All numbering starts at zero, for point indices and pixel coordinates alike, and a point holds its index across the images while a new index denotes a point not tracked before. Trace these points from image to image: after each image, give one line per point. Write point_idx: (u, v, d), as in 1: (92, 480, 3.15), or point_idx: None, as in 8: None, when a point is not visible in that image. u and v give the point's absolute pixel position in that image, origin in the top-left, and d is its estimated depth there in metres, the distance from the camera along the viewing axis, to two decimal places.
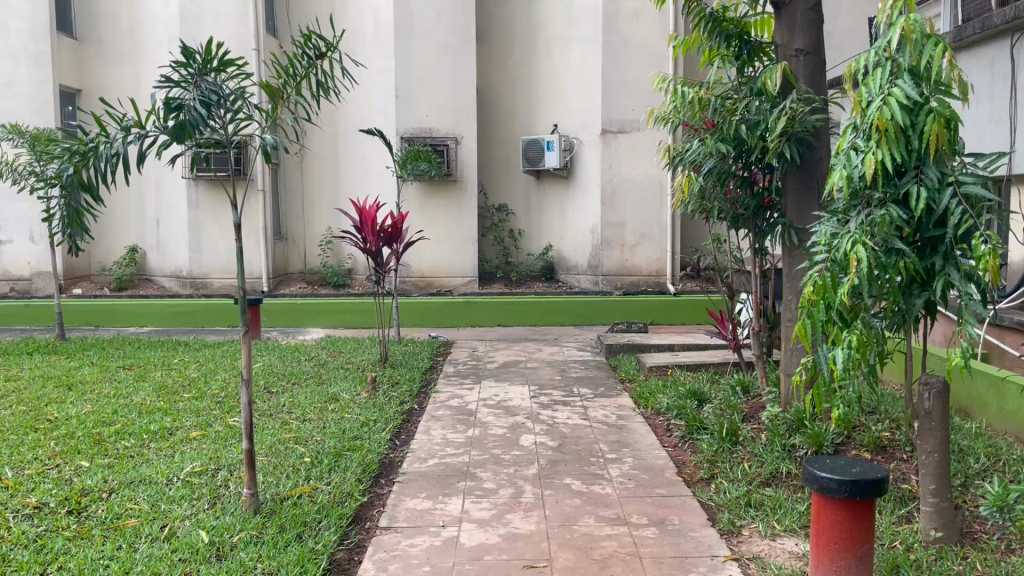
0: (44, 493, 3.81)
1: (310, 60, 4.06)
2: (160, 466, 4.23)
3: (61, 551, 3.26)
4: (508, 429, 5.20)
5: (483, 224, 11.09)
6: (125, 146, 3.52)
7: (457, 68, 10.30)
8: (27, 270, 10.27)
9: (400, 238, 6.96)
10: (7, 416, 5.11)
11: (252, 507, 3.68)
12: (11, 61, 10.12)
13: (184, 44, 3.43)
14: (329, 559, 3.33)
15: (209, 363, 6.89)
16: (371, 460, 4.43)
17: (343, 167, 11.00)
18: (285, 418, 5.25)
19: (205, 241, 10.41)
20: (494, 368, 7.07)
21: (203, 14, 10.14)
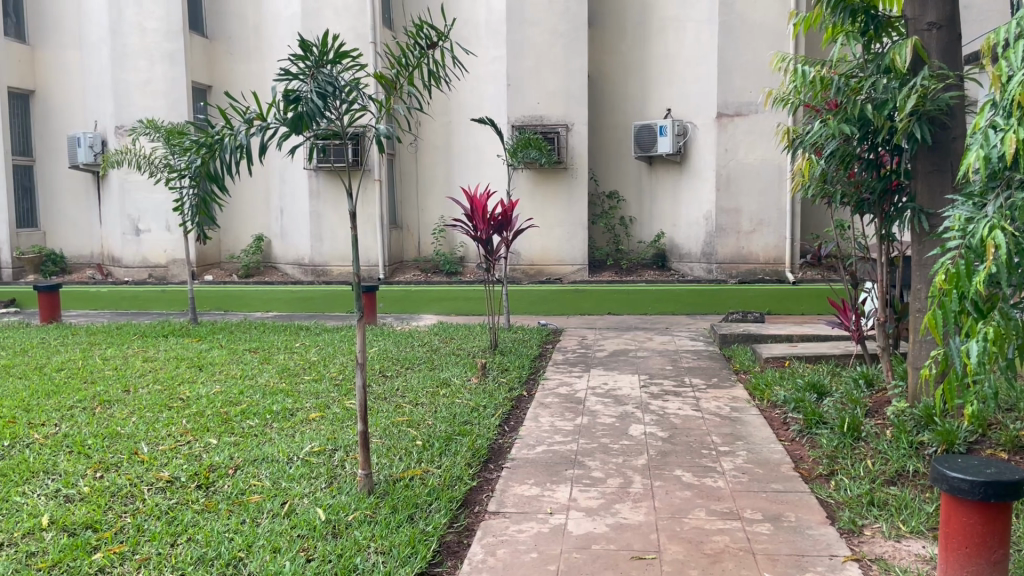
0: (176, 468, 4.04)
1: (422, 50, 4.11)
2: (282, 445, 4.42)
3: (190, 523, 3.45)
4: (618, 418, 5.15)
5: (594, 211, 11.00)
6: (248, 138, 3.69)
7: (568, 54, 10.23)
8: (163, 258, 10.94)
9: (510, 225, 6.97)
10: (143, 395, 5.45)
11: (367, 487, 3.79)
12: (147, 60, 10.71)
13: (302, 37, 3.53)
14: (439, 541, 3.39)
15: (329, 348, 7.13)
16: (480, 445, 4.47)
17: (456, 157, 11.17)
18: (399, 402, 5.37)
19: (326, 230, 10.78)
20: (603, 357, 7.01)
21: (323, 9, 10.46)
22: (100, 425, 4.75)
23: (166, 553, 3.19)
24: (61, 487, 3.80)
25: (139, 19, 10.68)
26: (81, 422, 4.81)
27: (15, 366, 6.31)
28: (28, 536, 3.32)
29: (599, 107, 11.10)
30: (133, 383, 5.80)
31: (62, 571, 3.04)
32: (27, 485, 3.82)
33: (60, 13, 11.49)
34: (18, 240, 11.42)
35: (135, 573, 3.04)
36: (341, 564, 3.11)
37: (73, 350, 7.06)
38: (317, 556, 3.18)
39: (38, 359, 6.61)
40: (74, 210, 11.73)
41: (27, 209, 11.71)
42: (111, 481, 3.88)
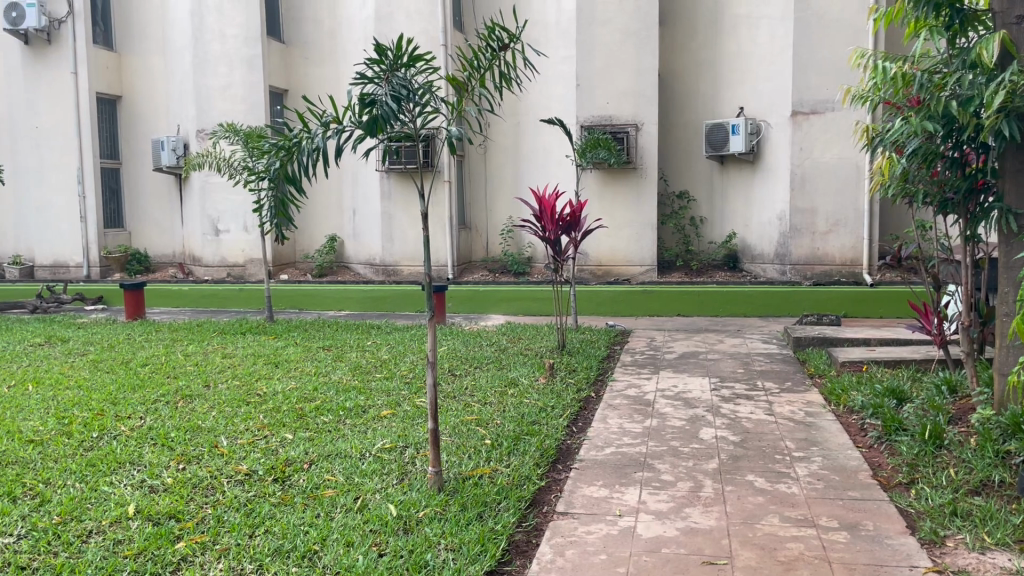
0: (254, 461, 4.16)
1: (494, 52, 4.13)
2: (355, 441, 4.51)
3: (267, 515, 3.55)
4: (687, 421, 5.09)
5: (664, 211, 10.89)
6: (325, 140, 3.77)
7: (639, 53, 10.15)
8: (241, 258, 11.26)
9: (579, 226, 6.95)
10: (223, 390, 5.63)
11: (437, 484, 3.83)
12: (227, 65, 11.04)
13: (377, 42, 3.60)
14: (508, 540, 3.41)
15: (399, 346, 7.24)
16: (548, 445, 4.48)
17: (525, 157, 11.21)
18: (467, 401, 5.42)
19: (397, 230, 10.94)
20: (672, 359, 6.94)
21: (395, 13, 10.62)
22: (182, 419, 4.92)
23: (245, 544, 3.29)
24: (146, 478, 3.95)
25: (219, 25, 11.02)
26: (164, 415, 4.99)
27: (103, 361, 6.59)
28: (116, 523, 3.46)
29: (669, 106, 10.98)
30: (212, 378, 6.00)
31: (147, 558, 3.16)
32: (115, 475, 3.98)
33: (145, 21, 11.94)
34: (106, 239, 11.89)
35: (216, 562, 3.15)
36: (413, 560, 3.16)
37: (157, 345, 7.34)
38: (389, 552, 3.23)
39: (124, 354, 6.88)
40: (157, 210, 12.18)
41: (114, 210, 12.19)
42: (193, 473, 4.02)
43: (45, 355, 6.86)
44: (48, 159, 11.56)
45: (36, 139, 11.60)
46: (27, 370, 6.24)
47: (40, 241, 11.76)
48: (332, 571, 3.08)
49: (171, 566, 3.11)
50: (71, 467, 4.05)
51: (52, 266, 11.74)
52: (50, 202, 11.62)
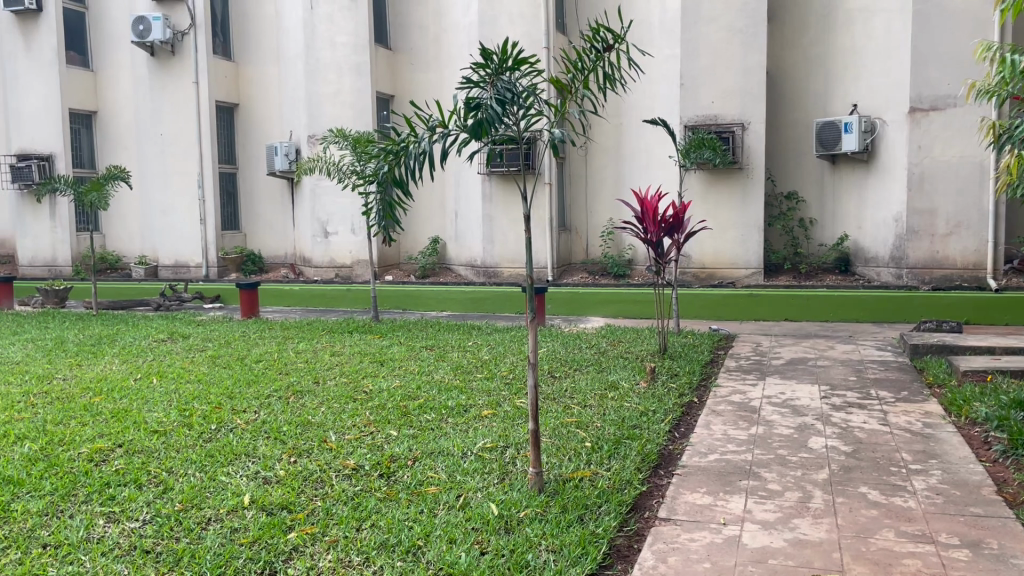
0: (360, 457, 4.29)
1: (598, 53, 4.11)
2: (457, 440, 4.58)
3: (374, 510, 3.65)
4: (795, 429, 4.93)
5: (771, 212, 10.63)
6: (432, 144, 3.84)
7: (746, 51, 9.90)
8: (349, 259, 11.61)
9: (682, 228, 6.83)
10: (331, 387, 5.82)
11: (538, 485, 3.85)
12: (337, 72, 11.41)
13: (483, 46, 3.65)
14: (609, 544, 3.39)
15: (500, 347, 7.30)
16: (649, 450, 4.43)
17: (627, 158, 11.12)
18: (567, 403, 5.42)
19: (498, 232, 11.05)
20: (779, 365, 6.74)
21: (499, 17, 10.71)
22: (294, 413, 5.12)
23: (352, 537, 3.39)
24: (260, 469, 4.12)
25: (330, 34, 11.40)
26: (277, 410, 5.20)
27: (221, 356, 6.93)
28: (232, 512, 3.63)
29: (777, 105, 10.68)
30: (322, 375, 6.21)
31: (261, 546, 3.30)
32: (232, 466, 4.17)
33: (260, 31, 12.45)
34: (223, 240, 12.51)
35: (326, 553, 3.26)
36: (514, 559, 3.18)
37: (269, 342, 7.65)
38: (490, 550, 3.27)
39: (241, 350, 7.21)
40: (270, 213, 12.69)
41: (230, 213, 12.80)
42: (304, 466, 4.17)
43: (169, 350, 7.26)
44: (171, 165, 12.22)
45: (160, 145, 12.26)
46: (151, 364, 6.61)
47: (163, 243, 12.42)
48: (436, 567, 3.13)
49: (283, 555, 3.24)
50: (192, 457, 4.27)
51: (174, 266, 12.39)
52: (173, 205, 12.28)
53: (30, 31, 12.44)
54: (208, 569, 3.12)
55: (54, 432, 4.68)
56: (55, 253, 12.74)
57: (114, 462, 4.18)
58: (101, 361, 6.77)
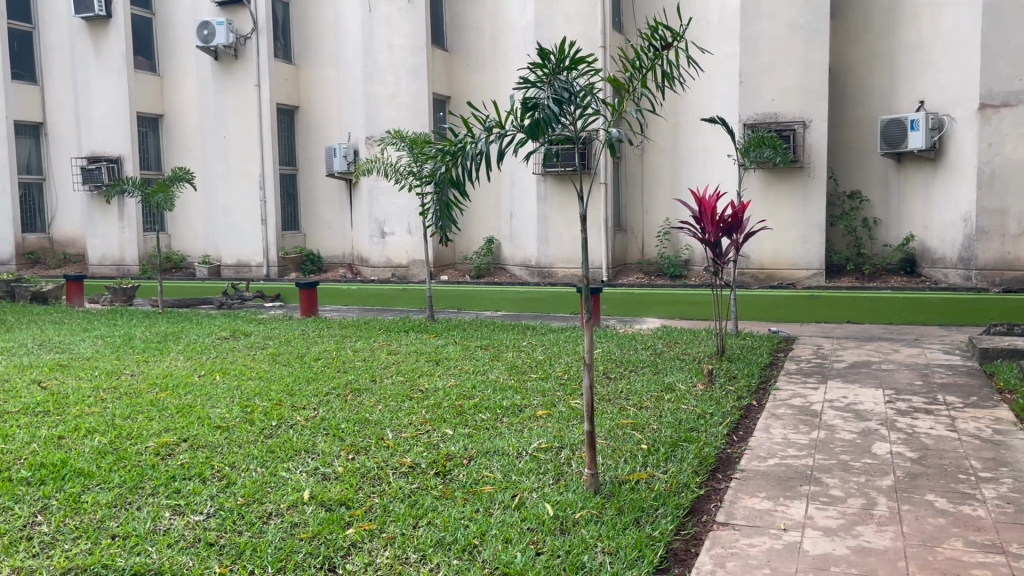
0: (417, 455, 4.32)
1: (656, 51, 4.06)
2: (512, 439, 4.59)
3: (430, 508, 3.67)
4: (859, 434, 4.81)
5: (834, 212, 10.40)
6: (488, 144, 3.85)
7: (808, 48, 9.71)
8: (405, 259, 11.72)
9: (741, 228, 6.72)
10: (388, 385, 5.89)
11: (593, 487, 3.83)
12: (395, 74, 11.52)
13: (540, 46, 3.65)
14: (666, 547, 3.36)
15: (555, 348, 7.29)
16: (707, 454, 4.37)
17: (684, 158, 11.00)
18: (623, 404, 5.38)
19: (553, 232, 11.03)
20: (841, 368, 6.58)
21: (556, 17, 10.70)
22: (352, 411, 5.19)
23: (409, 534, 3.42)
24: (319, 465, 4.19)
25: (388, 36, 11.53)
26: (335, 407, 5.28)
27: (281, 354, 7.07)
28: (292, 507, 3.69)
29: (840, 102, 10.44)
30: (379, 373, 6.28)
31: (321, 541, 3.35)
32: (292, 462, 4.25)
33: (320, 34, 12.66)
34: (284, 240, 12.76)
35: (384, 549, 3.30)
36: (570, 560, 3.17)
37: (328, 341, 7.78)
38: (546, 550, 3.27)
39: (300, 348, 7.34)
40: (328, 214, 12.89)
41: (290, 214, 13.05)
42: (362, 463, 4.23)
43: (231, 348, 7.43)
44: (233, 167, 12.51)
45: (223, 148, 12.55)
46: (215, 361, 6.78)
47: (226, 242, 12.72)
48: (492, 567, 3.14)
49: (342, 551, 3.28)
50: (254, 452, 4.36)
51: (235, 266, 12.67)
52: (235, 206, 12.57)
53: (101, 37, 12.87)
54: (269, 563, 3.18)
55: (122, 426, 4.82)
56: (123, 253, 13.15)
57: (179, 456, 4.30)
58: (167, 358, 6.96)
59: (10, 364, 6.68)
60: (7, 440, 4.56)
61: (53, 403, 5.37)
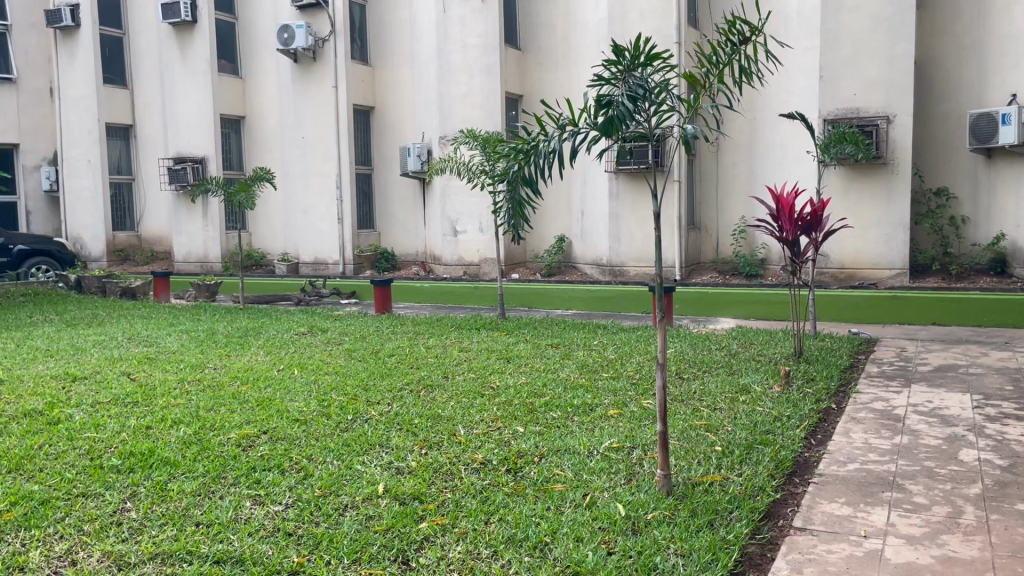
0: (488, 451, 4.35)
1: (734, 46, 3.98)
2: (583, 438, 4.58)
3: (502, 504, 3.70)
4: (944, 440, 4.63)
5: (918, 210, 10.05)
6: (561, 142, 3.81)
7: (892, 40, 9.39)
8: (476, 257, 11.82)
9: (821, 226, 6.55)
10: (460, 381, 5.95)
11: (665, 488, 3.79)
12: (468, 74, 11.61)
13: (616, 43, 3.63)
14: (741, 551, 3.30)
15: (626, 347, 7.23)
16: (784, 457, 4.27)
17: (761, 154, 10.78)
18: (696, 405, 5.31)
19: (624, 230, 10.96)
20: (926, 371, 6.35)
21: (630, 13, 10.61)
22: (425, 407, 5.26)
23: (481, 530, 3.44)
24: (394, 460, 4.26)
25: (462, 36, 11.62)
26: (409, 402, 5.37)
27: (357, 349, 7.21)
28: (367, 500, 3.76)
29: (926, 96, 10.07)
30: (450, 370, 6.34)
31: (394, 535, 3.41)
32: (367, 455, 4.33)
33: (396, 35, 12.85)
34: (359, 238, 13.01)
35: (455, 544, 3.33)
36: (641, 561, 3.15)
37: (401, 337, 7.90)
38: (618, 550, 3.25)
39: (375, 344, 7.47)
40: (402, 213, 13.08)
41: (365, 213, 13.29)
42: (434, 458, 4.27)
43: (308, 343, 7.60)
44: (311, 167, 12.81)
45: (302, 148, 12.86)
46: (293, 356, 6.96)
47: (303, 241, 13.04)
48: (563, 565, 3.14)
49: (415, 544, 3.33)
50: (330, 446, 4.46)
51: (313, 264, 12.96)
52: (312, 204, 12.86)
53: (186, 42, 13.33)
54: (345, 554, 3.25)
55: (207, 418, 5.00)
56: (207, 250, 13.61)
57: (260, 448, 4.42)
58: (248, 352, 7.18)
59: (103, 355, 7.00)
60: (100, 429, 4.77)
61: (141, 394, 5.59)
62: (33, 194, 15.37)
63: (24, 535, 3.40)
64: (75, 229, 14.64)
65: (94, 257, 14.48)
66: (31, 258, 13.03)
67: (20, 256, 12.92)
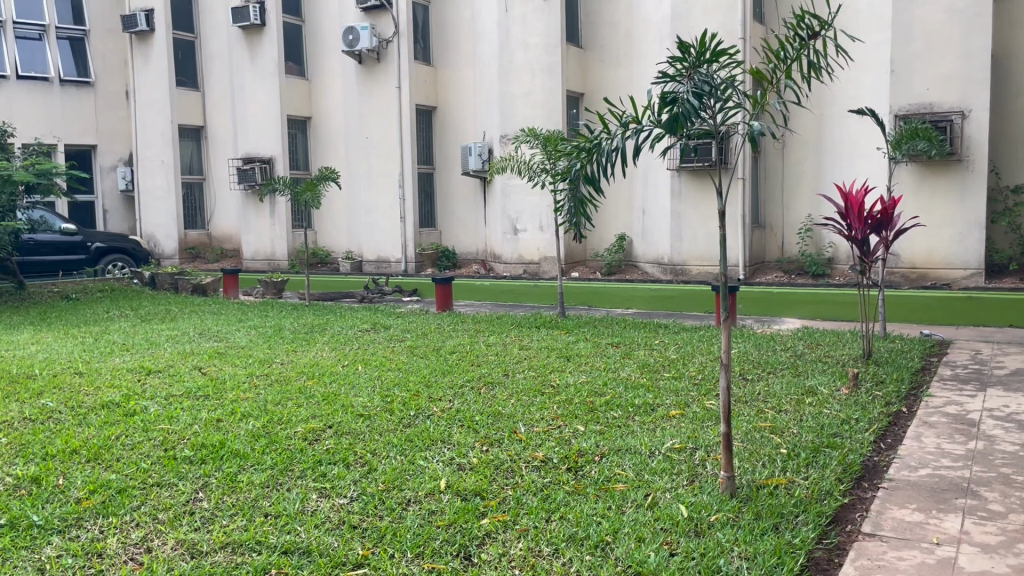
0: (549, 450, 4.36)
1: (802, 41, 3.91)
2: (644, 438, 4.55)
3: (562, 502, 3.70)
4: (1021, 446, 4.47)
5: (995, 208, 9.70)
6: (624, 140, 3.80)
7: (968, 32, 9.07)
8: (537, 256, 11.82)
9: (891, 224, 6.37)
10: (521, 379, 5.96)
11: (729, 490, 3.74)
12: (529, 73, 11.63)
13: (681, 39, 3.60)
14: (807, 556, 3.23)
15: (688, 347, 7.16)
16: (852, 461, 4.17)
17: (828, 151, 10.54)
18: (761, 406, 5.23)
19: (686, 229, 10.84)
20: (1002, 375, 6.13)
21: (694, 9, 10.49)
22: (485, 404, 5.29)
23: (542, 527, 3.45)
24: (455, 456, 4.30)
25: (523, 35, 11.64)
26: (470, 399, 5.41)
27: (419, 346, 7.29)
28: (429, 495, 3.81)
29: (1004, 90, 9.71)
30: (511, 367, 6.37)
31: (456, 530, 3.44)
32: (429, 451, 4.38)
33: (458, 35, 12.93)
34: (421, 237, 13.15)
35: (516, 541, 3.34)
36: (705, 563, 3.12)
37: (463, 335, 7.96)
38: (680, 552, 3.22)
39: (436, 341, 7.55)
40: (463, 212, 13.18)
41: (427, 212, 13.42)
42: (495, 455, 4.30)
43: (371, 340, 7.72)
44: (375, 167, 13.00)
45: (365, 148, 13.06)
46: (357, 352, 7.08)
47: (367, 239, 13.24)
48: (625, 565, 3.13)
49: (477, 540, 3.36)
50: (393, 441, 4.52)
51: (376, 262, 13.14)
52: (375, 203, 13.05)
53: (255, 44, 13.66)
54: (408, 548, 3.29)
55: (274, 411, 5.13)
56: (274, 248, 13.92)
57: (326, 442, 4.51)
58: (314, 348, 7.33)
59: (175, 350, 7.23)
60: (173, 421, 4.93)
61: (211, 388, 5.76)
62: (110, 193, 15.94)
63: (101, 522, 3.54)
64: (148, 227, 15.13)
65: (166, 254, 14.95)
66: (108, 255, 13.51)
67: (98, 254, 13.41)
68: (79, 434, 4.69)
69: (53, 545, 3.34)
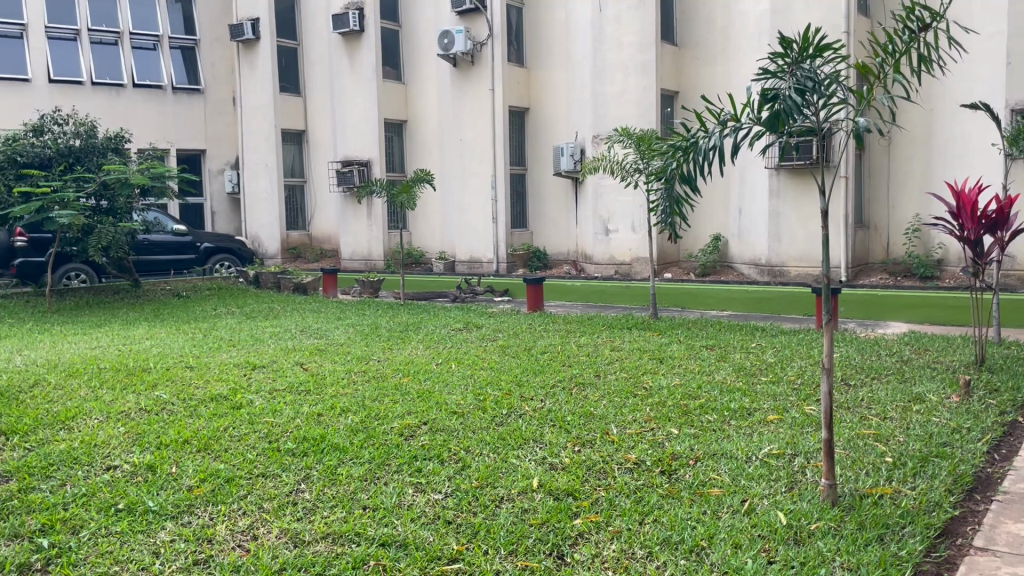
0: (642, 452, 4.32)
1: (912, 33, 3.74)
2: (741, 443, 4.46)
3: (656, 505, 3.66)
4: None
5: None
6: (721, 138, 3.72)
7: None
8: (629, 256, 11.74)
9: (1007, 225, 6.03)
10: (613, 381, 5.93)
11: (830, 499, 3.62)
12: (623, 72, 11.56)
13: (785, 33, 3.51)
14: (914, 568, 3.10)
15: (787, 350, 6.96)
16: (963, 472, 3.98)
17: (937, 148, 10.06)
18: (864, 413, 5.04)
19: (785, 229, 10.56)
20: None
21: (795, 3, 10.22)
22: (577, 404, 5.30)
23: (635, 530, 3.43)
24: (548, 455, 4.32)
25: (618, 34, 11.57)
26: (561, 399, 5.41)
27: (511, 346, 7.34)
28: (522, 494, 3.83)
29: None
30: (603, 368, 6.34)
31: (550, 528, 3.46)
32: (522, 449, 4.41)
33: (552, 36, 12.94)
34: (512, 237, 13.25)
35: (610, 542, 3.33)
36: (805, 571, 3.04)
37: (554, 335, 7.98)
38: (779, 560, 3.14)
39: (528, 341, 7.58)
40: (555, 212, 13.19)
41: (518, 212, 13.50)
42: (588, 456, 4.29)
43: (464, 339, 7.82)
44: (468, 168, 13.16)
45: (460, 150, 13.24)
46: (451, 351, 7.18)
47: (460, 239, 13.43)
48: (719, 570, 3.08)
49: (569, 540, 3.37)
50: (486, 438, 4.58)
51: (468, 262, 13.30)
52: (468, 204, 13.21)
53: (354, 50, 14.03)
54: (501, 544, 3.33)
55: (372, 407, 5.26)
56: (370, 249, 14.28)
57: (421, 438, 4.60)
58: (409, 346, 7.47)
59: (278, 346, 7.49)
60: (277, 415, 5.12)
61: (312, 383, 5.96)
62: (218, 195, 16.64)
63: (212, 509, 3.71)
64: (252, 228, 15.73)
65: (269, 254, 15.53)
66: (215, 255, 14.13)
67: (206, 253, 14.03)
68: (189, 425, 4.93)
69: (166, 530, 3.52)
